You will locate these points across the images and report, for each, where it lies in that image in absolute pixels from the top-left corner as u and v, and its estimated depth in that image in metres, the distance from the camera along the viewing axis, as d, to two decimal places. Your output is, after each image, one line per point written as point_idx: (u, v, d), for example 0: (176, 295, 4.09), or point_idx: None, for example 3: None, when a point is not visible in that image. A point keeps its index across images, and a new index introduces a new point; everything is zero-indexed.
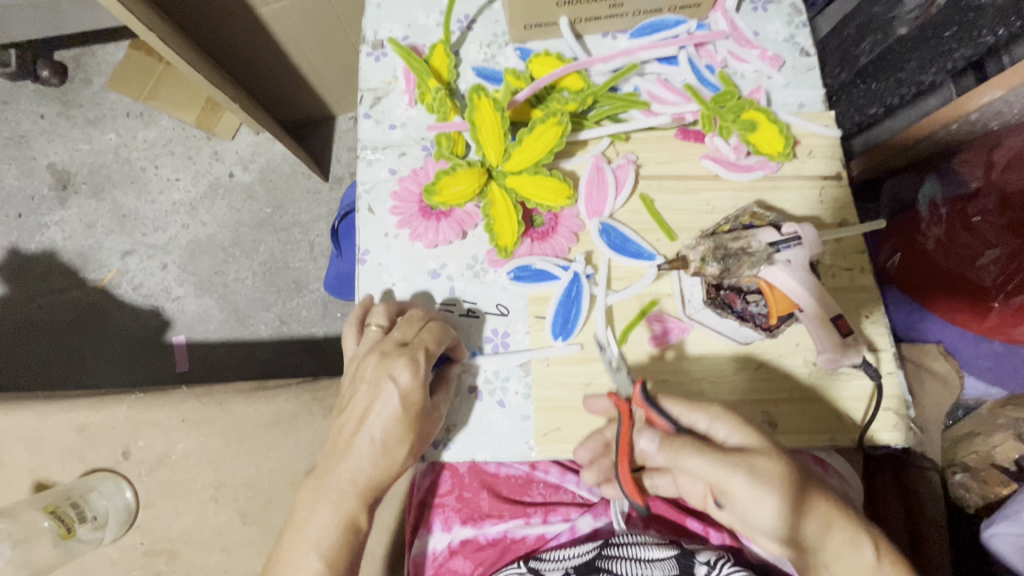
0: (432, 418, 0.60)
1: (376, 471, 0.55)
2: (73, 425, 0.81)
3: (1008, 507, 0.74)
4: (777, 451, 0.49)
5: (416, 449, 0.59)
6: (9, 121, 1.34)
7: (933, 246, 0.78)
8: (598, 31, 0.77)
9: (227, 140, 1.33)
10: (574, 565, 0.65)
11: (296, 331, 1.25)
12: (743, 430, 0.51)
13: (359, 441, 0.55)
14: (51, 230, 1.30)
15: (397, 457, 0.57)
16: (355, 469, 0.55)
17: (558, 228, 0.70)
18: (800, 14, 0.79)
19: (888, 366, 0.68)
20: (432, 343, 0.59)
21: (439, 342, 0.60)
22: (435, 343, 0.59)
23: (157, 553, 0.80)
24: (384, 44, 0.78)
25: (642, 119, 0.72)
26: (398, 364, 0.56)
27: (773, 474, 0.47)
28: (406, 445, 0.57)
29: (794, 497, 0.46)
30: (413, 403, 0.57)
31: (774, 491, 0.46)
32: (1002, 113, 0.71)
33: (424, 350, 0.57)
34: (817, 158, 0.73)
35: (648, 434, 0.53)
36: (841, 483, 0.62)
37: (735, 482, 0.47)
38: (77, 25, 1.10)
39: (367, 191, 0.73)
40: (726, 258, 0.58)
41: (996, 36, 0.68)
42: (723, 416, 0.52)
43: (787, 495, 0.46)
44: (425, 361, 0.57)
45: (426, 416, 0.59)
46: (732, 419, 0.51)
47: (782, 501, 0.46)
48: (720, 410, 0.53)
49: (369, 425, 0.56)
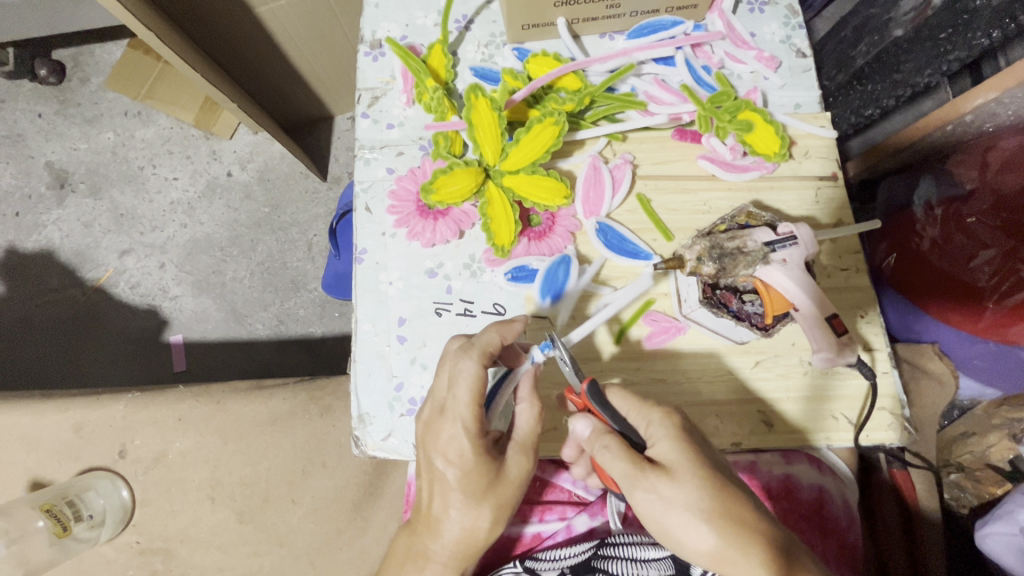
0: (517, 474, 0.54)
1: (463, 545, 0.53)
2: (68, 424, 0.81)
3: (1002, 507, 0.75)
4: (692, 466, 0.49)
5: (507, 509, 0.54)
6: (6, 120, 1.33)
7: (927, 247, 0.79)
8: (596, 31, 0.78)
9: (226, 140, 1.33)
10: (570, 565, 0.65)
11: (293, 330, 1.25)
12: (672, 444, 0.50)
13: (440, 521, 0.53)
14: (48, 228, 1.30)
15: (487, 527, 0.53)
16: (441, 545, 0.54)
17: (555, 228, 0.70)
18: (796, 15, 0.79)
19: (883, 366, 0.69)
20: (467, 408, 0.52)
21: (478, 400, 0.52)
22: (476, 403, 0.52)
23: (152, 552, 0.79)
24: (383, 43, 0.79)
25: (640, 119, 0.72)
26: (443, 440, 0.52)
27: (677, 497, 0.48)
28: (495, 511, 0.53)
29: (686, 521, 0.47)
30: (474, 474, 0.52)
31: (671, 513, 0.48)
32: (996, 115, 0.70)
33: (462, 421, 0.52)
34: (814, 159, 0.74)
35: (583, 422, 0.54)
36: (837, 483, 0.70)
37: (637, 495, 0.49)
38: (75, 24, 1.10)
39: (364, 190, 0.73)
40: (723, 258, 0.58)
41: (991, 38, 0.68)
42: (660, 424, 0.51)
43: (684, 516, 0.47)
44: (469, 425, 0.52)
45: (504, 477, 0.53)
46: (669, 431, 0.51)
47: (677, 521, 0.48)
48: (659, 415, 0.52)
49: (438, 502, 0.53)
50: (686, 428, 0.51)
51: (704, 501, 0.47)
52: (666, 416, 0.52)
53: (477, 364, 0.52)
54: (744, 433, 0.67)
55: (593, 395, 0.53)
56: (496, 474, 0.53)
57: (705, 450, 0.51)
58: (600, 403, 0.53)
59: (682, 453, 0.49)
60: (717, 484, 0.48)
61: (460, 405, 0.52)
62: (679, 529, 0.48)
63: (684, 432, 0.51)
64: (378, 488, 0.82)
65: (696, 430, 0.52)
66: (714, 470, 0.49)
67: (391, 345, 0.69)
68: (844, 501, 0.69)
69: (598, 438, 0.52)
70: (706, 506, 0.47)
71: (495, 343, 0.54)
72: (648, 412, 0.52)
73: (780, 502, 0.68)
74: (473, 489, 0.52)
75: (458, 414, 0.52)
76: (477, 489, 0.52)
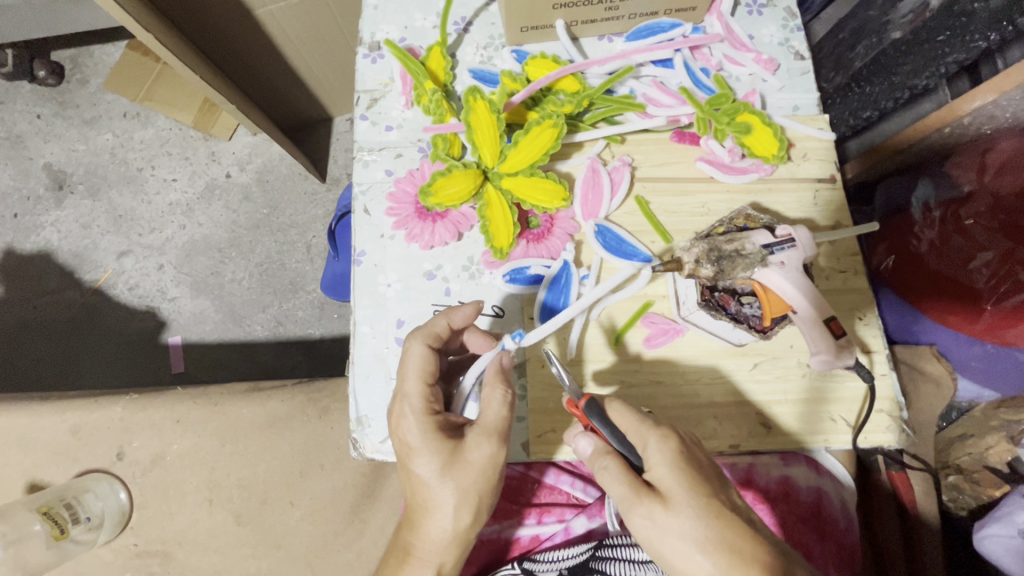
0: (478, 458, 0.52)
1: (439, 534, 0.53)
2: (66, 425, 0.81)
3: (999, 509, 0.76)
4: (689, 497, 0.48)
5: (470, 495, 0.52)
6: (4, 121, 1.33)
7: (926, 249, 0.79)
8: (594, 34, 0.78)
9: (224, 141, 1.33)
10: (569, 567, 0.66)
11: (292, 332, 1.25)
12: (669, 469, 0.49)
13: (417, 512, 0.54)
14: (47, 230, 1.30)
15: (450, 511, 0.52)
16: (421, 539, 0.54)
17: (553, 230, 0.70)
18: (795, 18, 0.79)
19: (881, 368, 0.69)
20: (413, 385, 0.54)
21: (426, 378, 0.55)
22: (424, 380, 0.55)
23: (150, 554, 0.79)
24: (381, 45, 0.79)
25: (638, 122, 0.72)
26: (396, 418, 0.55)
27: (672, 525, 0.48)
28: (456, 497, 0.52)
29: (682, 548, 0.47)
30: (427, 454, 0.52)
31: (666, 539, 0.48)
32: (994, 117, 0.70)
33: (410, 398, 0.54)
34: (812, 161, 0.74)
35: (585, 441, 0.53)
36: (835, 485, 0.71)
37: (634, 519, 0.49)
38: (73, 25, 1.10)
39: (363, 192, 0.73)
40: (721, 260, 0.58)
41: (989, 40, 0.69)
42: (657, 448, 0.50)
43: (678, 543, 0.47)
44: (418, 404, 0.54)
45: (461, 459, 0.52)
46: (669, 457, 0.49)
47: (674, 547, 0.48)
48: (656, 437, 0.50)
49: (409, 488, 0.54)
50: (686, 453, 0.50)
51: (699, 530, 0.47)
52: (664, 439, 0.50)
53: (420, 343, 0.55)
54: (743, 436, 0.67)
55: (593, 412, 0.53)
56: (452, 456, 0.52)
57: (707, 472, 0.50)
58: (601, 422, 0.53)
59: (678, 479, 0.49)
60: (716, 510, 0.48)
61: (407, 382, 0.55)
62: (676, 556, 0.48)
63: (683, 456, 0.50)
64: (376, 490, 0.82)
65: (697, 454, 0.51)
66: (712, 496, 0.48)
67: (389, 347, 0.69)
68: (843, 503, 0.70)
69: (598, 458, 0.52)
70: (700, 535, 0.47)
71: (439, 322, 0.57)
72: (643, 434, 0.51)
73: (778, 505, 0.70)
74: (428, 470, 0.52)
75: (405, 390, 0.54)
76: (432, 471, 0.52)
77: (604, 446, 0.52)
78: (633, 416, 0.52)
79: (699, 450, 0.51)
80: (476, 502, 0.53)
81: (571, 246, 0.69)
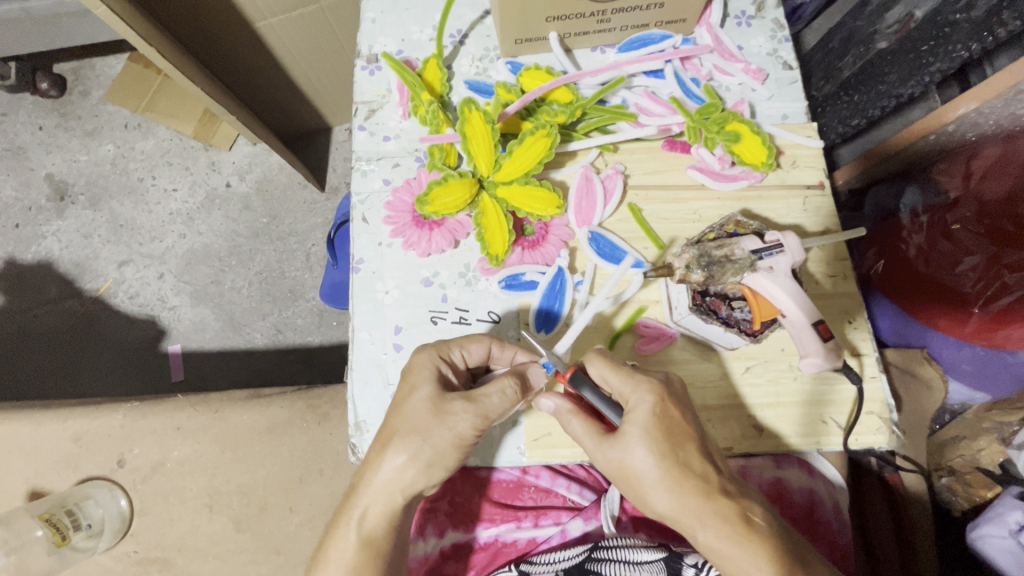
0: (450, 419, 0.54)
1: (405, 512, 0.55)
2: (68, 433, 0.82)
3: (992, 509, 0.78)
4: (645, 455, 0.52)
5: (402, 444, 0.53)
6: (6, 133, 1.35)
7: (914, 254, 0.80)
8: (587, 45, 0.80)
9: (225, 151, 1.35)
10: (564, 568, 0.67)
11: (291, 340, 1.26)
12: (636, 425, 0.53)
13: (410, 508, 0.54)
14: (48, 240, 1.31)
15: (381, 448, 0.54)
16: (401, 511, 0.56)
17: (548, 237, 0.71)
18: (783, 29, 0.81)
19: (871, 371, 0.70)
20: (457, 355, 0.59)
21: (468, 358, 0.60)
22: (465, 362, 0.60)
23: (149, 561, 0.80)
24: (378, 58, 0.80)
25: (630, 131, 0.74)
26: (420, 362, 0.57)
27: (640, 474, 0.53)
28: (408, 428, 0.54)
29: (648, 492, 0.53)
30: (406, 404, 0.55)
31: (634, 486, 0.54)
32: (978, 125, 0.72)
33: (437, 348, 0.59)
34: (801, 168, 0.75)
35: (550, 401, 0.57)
36: (827, 486, 0.72)
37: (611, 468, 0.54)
38: (75, 39, 1.12)
39: (361, 202, 0.75)
40: (710, 266, 0.60)
41: (970, 50, 0.70)
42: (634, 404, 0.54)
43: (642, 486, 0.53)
44: (449, 368, 0.59)
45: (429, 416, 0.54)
46: (644, 412, 0.53)
47: (643, 494, 0.54)
48: (634, 394, 0.54)
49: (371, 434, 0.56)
50: (659, 414, 0.53)
51: (660, 482, 0.52)
52: (642, 396, 0.54)
53: (486, 345, 0.60)
54: (735, 438, 0.68)
55: (579, 382, 0.57)
56: (427, 405, 0.55)
57: (677, 433, 0.53)
58: (593, 395, 0.57)
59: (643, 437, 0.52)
60: (677, 464, 0.52)
61: (456, 351, 0.59)
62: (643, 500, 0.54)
63: (656, 417, 0.53)
64: None
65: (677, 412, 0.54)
66: (675, 452, 0.53)
67: (388, 353, 0.70)
68: (835, 506, 0.72)
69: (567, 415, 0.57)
70: (665, 482, 0.52)
71: (510, 345, 0.62)
72: (624, 390, 0.55)
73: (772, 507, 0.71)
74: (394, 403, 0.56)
75: (448, 351, 0.59)
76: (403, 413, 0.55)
77: (569, 406, 0.57)
78: (619, 376, 0.55)
79: (676, 408, 0.54)
80: (400, 458, 0.53)
81: (566, 251, 0.71)
